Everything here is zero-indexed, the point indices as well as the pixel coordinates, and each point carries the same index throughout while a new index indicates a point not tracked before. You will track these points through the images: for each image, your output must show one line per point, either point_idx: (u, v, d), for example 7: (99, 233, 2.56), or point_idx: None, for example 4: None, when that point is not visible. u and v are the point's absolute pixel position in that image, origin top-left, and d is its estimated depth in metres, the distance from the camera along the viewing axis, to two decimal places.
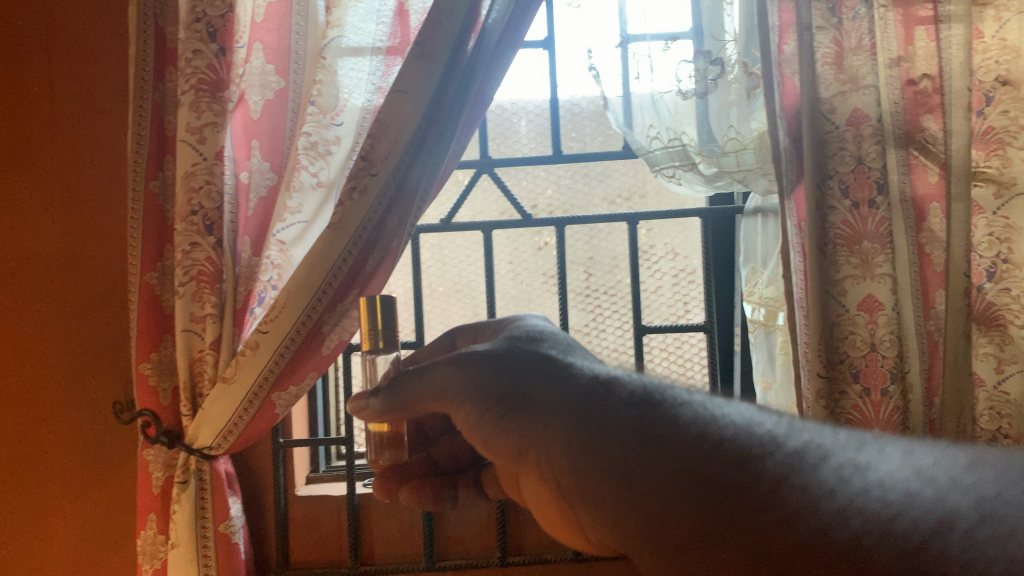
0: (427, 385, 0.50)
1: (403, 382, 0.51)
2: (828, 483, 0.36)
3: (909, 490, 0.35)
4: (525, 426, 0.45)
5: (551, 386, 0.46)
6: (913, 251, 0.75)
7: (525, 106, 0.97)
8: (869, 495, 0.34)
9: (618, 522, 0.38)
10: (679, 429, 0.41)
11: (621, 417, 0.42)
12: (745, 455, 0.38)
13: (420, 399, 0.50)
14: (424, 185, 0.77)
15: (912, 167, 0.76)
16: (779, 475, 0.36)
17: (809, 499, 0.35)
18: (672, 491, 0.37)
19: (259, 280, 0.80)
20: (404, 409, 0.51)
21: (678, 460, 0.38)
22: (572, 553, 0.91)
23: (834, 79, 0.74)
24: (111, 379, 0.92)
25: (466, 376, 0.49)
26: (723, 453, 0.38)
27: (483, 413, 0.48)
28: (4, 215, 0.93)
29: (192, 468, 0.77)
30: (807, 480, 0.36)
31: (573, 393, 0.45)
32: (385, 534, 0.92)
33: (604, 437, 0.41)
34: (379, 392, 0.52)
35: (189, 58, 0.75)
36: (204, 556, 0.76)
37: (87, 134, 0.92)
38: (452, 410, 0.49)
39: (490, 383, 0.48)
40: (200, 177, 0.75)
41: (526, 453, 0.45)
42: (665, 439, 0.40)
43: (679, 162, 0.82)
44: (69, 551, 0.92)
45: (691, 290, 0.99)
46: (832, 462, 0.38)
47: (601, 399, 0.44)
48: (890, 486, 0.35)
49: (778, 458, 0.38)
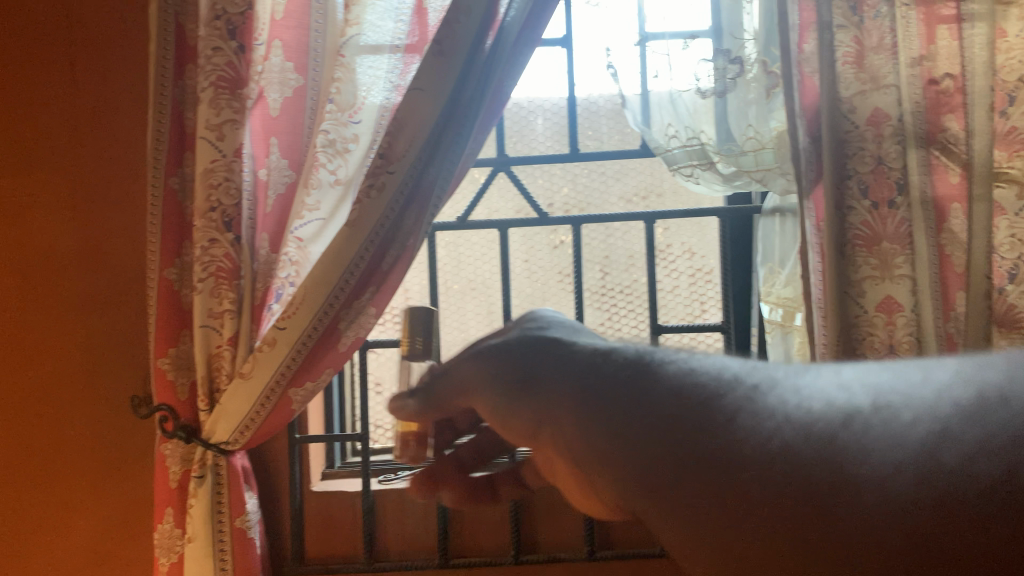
0: (449, 380, 0.48)
1: (433, 386, 0.49)
2: (771, 405, 0.37)
3: (832, 399, 0.36)
4: (539, 406, 0.43)
5: (557, 364, 0.44)
6: (935, 252, 0.73)
7: (542, 104, 0.97)
8: (808, 413, 0.35)
9: (628, 492, 0.37)
10: (660, 381, 0.40)
11: (613, 380, 0.41)
12: (730, 409, 0.37)
13: (452, 398, 0.48)
14: (441, 183, 0.78)
15: (933, 167, 0.75)
16: (734, 410, 0.37)
17: (757, 423, 0.36)
18: (684, 462, 0.35)
19: (277, 277, 0.80)
20: (440, 408, 0.49)
21: (683, 426, 0.36)
22: (586, 552, 0.91)
23: (854, 78, 0.74)
24: (130, 374, 0.93)
25: (481, 363, 0.47)
26: (693, 398, 0.38)
27: (501, 399, 0.45)
28: (28, 211, 0.94)
29: (208, 463, 0.78)
30: (757, 409, 0.37)
31: (577, 366, 0.44)
32: (400, 531, 0.93)
33: (611, 412, 0.39)
34: (417, 392, 0.49)
35: (208, 55, 0.76)
36: (220, 551, 0.77)
37: (107, 131, 0.93)
38: (477, 404, 0.47)
39: (502, 368, 0.46)
40: (219, 174, 0.76)
41: (539, 432, 0.43)
42: (665, 407, 0.38)
43: (697, 162, 0.82)
44: (89, 543, 0.93)
45: (708, 290, 0.99)
46: (782, 389, 0.38)
47: (598, 368, 0.43)
48: (816, 397, 0.37)
49: (740, 394, 0.38)
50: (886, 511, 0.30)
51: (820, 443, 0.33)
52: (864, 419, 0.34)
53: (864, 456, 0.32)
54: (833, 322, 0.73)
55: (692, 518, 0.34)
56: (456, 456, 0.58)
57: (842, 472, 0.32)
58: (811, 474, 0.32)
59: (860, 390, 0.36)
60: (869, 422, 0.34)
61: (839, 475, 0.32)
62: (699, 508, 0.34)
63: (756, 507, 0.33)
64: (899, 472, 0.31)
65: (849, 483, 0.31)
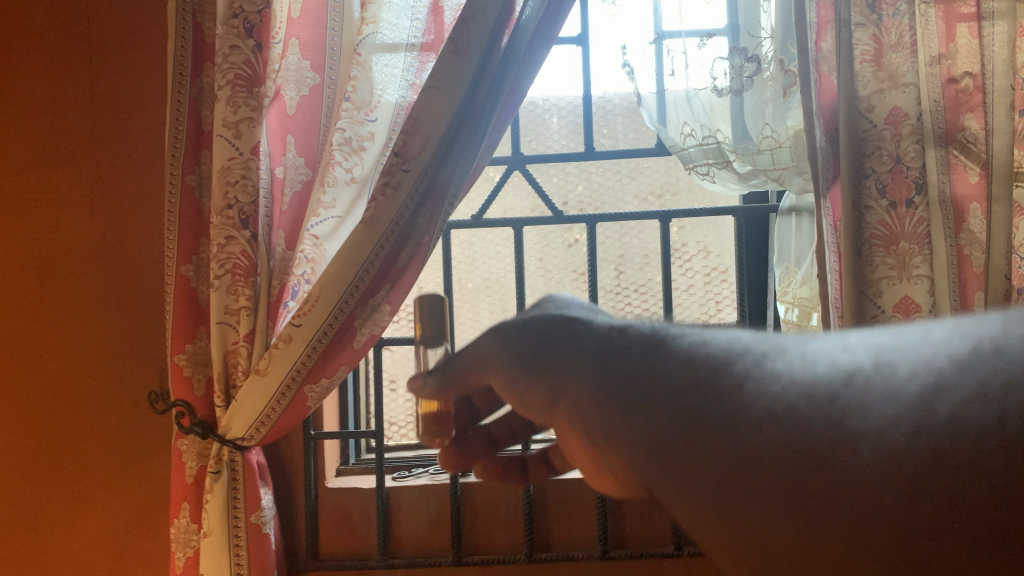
0: (458, 359, 0.39)
1: (452, 363, 0.40)
2: (780, 371, 0.29)
3: (837, 355, 0.28)
4: (549, 384, 0.34)
5: (568, 333, 0.35)
6: (952, 253, 0.73)
7: (558, 102, 0.97)
8: (812, 372, 0.28)
9: (632, 475, 0.29)
10: (672, 351, 0.31)
11: (624, 349, 0.32)
12: (733, 384, 0.29)
13: (468, 375, 0.39)
14: (456, 181, 0.77)
15: (952, 167, 0.74)
16: (743, 376, 0.29)
17: (767, 391, 0.28)
18: (671, 438, 0.29)
19: (293, 274, 0.81)
20: (458, 389, 0.40)
21: (700, 408, 0.29)
22: (599, 551, 0.90)
23: (873, 77, 0.73)
24: (147, 369, 0.94)
25: (486, 335, 0.38)
26: (707, 368, 0.30)
27: (511, 376, 0.36)
28: (46, 209, 0.95)
29: (224, 459, 0.78)
30: (768, 373, 0.29)
31: (589, 338, 0.34)
32: (414, 528, 0.93)
33: (617, 389, 0.31)
34: (435, 372, 0.41)
35: (226, 54, 0.76)
36: (236, 546, 0.77)
37: (126, 129, 0.94)
38: (492, 382, 0.37)
39: (510, 338, 0.36)
40: (236, 172, 0.76)
41: (556, 412, 0.33)
42: (689, 389, 0.30)
43: (714, 160, 0.81)
44: (106, 538, 0.94)
45: (723, 289, 0.99)
46: (791, 353, 0.29)
47: (615, 337, 0.34)
48: (823, 356, 0.28)
49: (751, 362, 0.30)
50: (880, 464, 0.24)
51: (821, 402, 0.27)
52: (864, 376, 0.26)
53: (861, 411, 0.26)
54: (850, 322, 0.72)
55: (706, 497, 0.27)
56: (488, 433, 0.47)
57: (840, 429, 0.26)
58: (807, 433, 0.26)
59: (864, 346, 0.28)
60: (869, 378, 0.26)
61: (834, 434, 0.26)
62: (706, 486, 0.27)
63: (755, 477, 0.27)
64: (895, 425, 0.25)
65: (844, 441, 0.25)
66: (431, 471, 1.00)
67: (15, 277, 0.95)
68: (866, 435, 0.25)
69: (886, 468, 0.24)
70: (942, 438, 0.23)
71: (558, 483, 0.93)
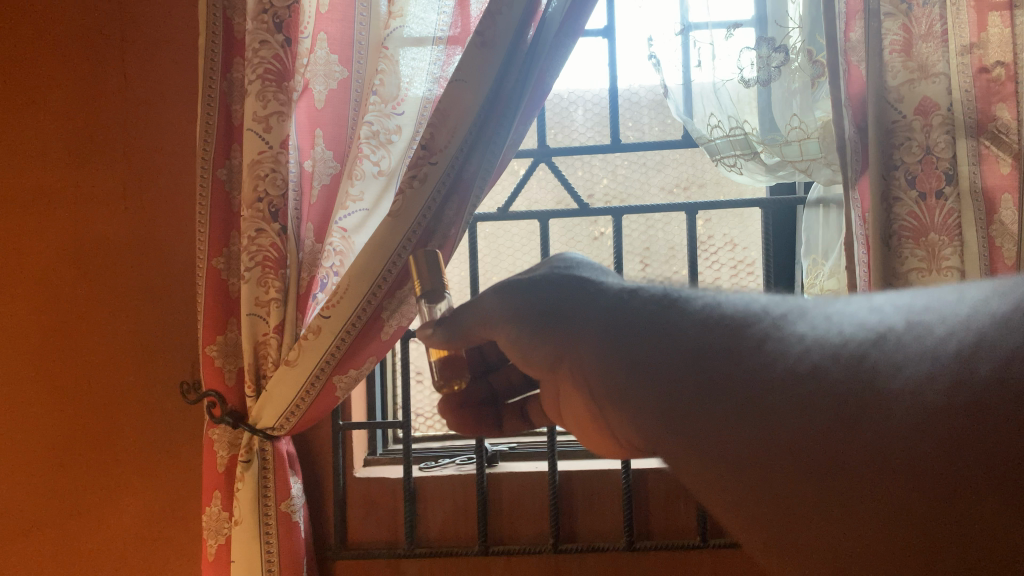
0: (474, 314, 0.48)
1: (460, 314, 0.48)
2: (800, 331, 0.36)
3: (864, 320, 0.34)
4: (563, 338, 0.44)
5: (583, 300, 0.45)
6: (984, 245, 0.72)
7: (583, 96, 0.98)
8: (838, 335, 0.34)
9: (649, 421, 0.37)
10: (685, 314, 0.40)
11: (635, 314, 0.42)
12: (755, 343, 0.36)
13: (475, 331, 0.48)
14: (481, 176, 0.78)
15: (983, 158, 0.73)
16: (762, 336, 0.36)
17: (786, 348, 0.35)
18: (688, 391, 0.36)
19: (322, 266, 0.82)
20: (466, 340, 0.49)
21: (719, 365, 0.36)
22: (625, 542, 0.91)
23: (902, 67, 0.72)
24: (179, 360, 0.95)
25: (505, 300, 0.47)
26: (719, 328, 0.38)
27: (523, 334, 0.46)
28: (82, 203, 0.97)
29: (255, 448, 0.80)
30: (786, 336, 0.36)
31: (603, 303, 0.44)
32: (441, 517, 0.94)
33: (649, 351, 0.39)
34: (441, 323, 0.49)
35: (256, 49, 0.77)
36: (266, 534, 0.78)
37: (158, 124, 0.96)
38: (498, 338, 0.47)
39: (527, 304, 0.46)
40: (266, 166, 0.77)
41: (561, 363, 0.44)
42: (722, 349, 0.37)
43: (741, 151, 0.81)
44: (141, 526, 0.96)
45: (750, 281, 0.99)
46: (812, 317, 0.37)
47: (624, 305, 0.43)
48: (848, 321, 0.35)
49: (767, 323, 0.37)
50: (910, 413, 0.29)
51: (850, 361, 0.32)
52: (897, 337, 0.32)
53: (895, 371, 0.30)
54: None
55: (720, 457, 0.33)
56: (490, 385, 0.60)
57: (870, 389, 0.30)
58: (842, 397, 0.31)
59: (895, 308, 0.35)
60: (900, 340, 0.32)
61: (868, 397, 0.30)
62: (727, 447, 0.33)
63: (777, 425, 0.32)
64: (931, 381, 0.29)
65: (878, 396, 0.30)
66: (456, 461, 1.01)
67: (49, 270, 0.97)
68: (903, 391, 0.30)
69: (921, 426, 0.28)
70: (977, 393, 0.27)
71: (585, 474, 0.93)
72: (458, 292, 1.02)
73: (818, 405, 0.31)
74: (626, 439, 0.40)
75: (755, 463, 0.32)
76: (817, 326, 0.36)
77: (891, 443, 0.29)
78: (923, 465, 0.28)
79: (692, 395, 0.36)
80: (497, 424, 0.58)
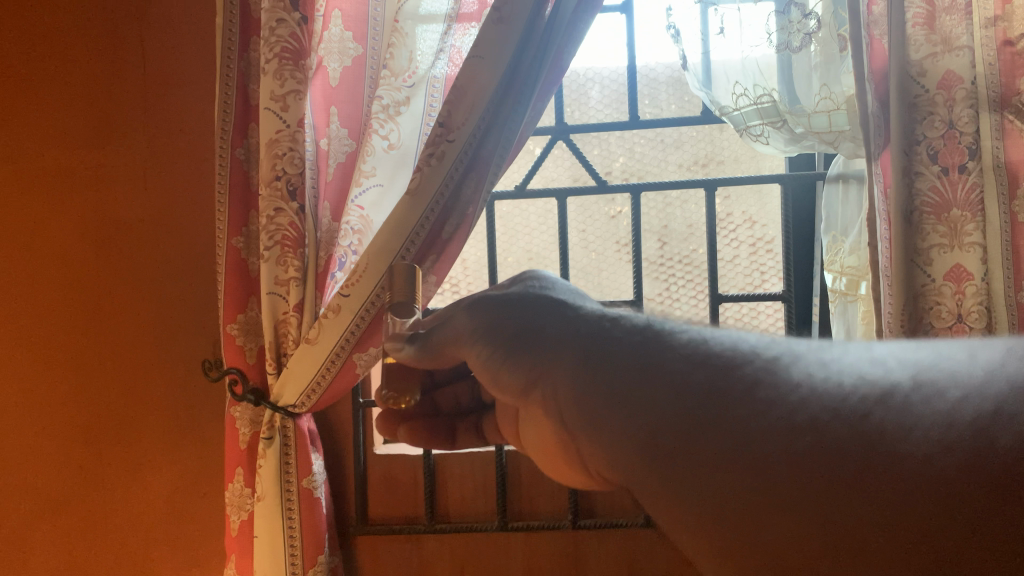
0: (448, 331, 0.47)
1: (431, 332, 0.48)
2: (797, 378, 0.34)
3: (866, 373, 0.33)
4: (538, 360, 0.43)
5: (560, 325, 0.43)
6: (1005, 220, 0.71)
7: (600, 72, 0.98)
8: (839, 388, 0.32)
9: (630, 446, 0.36)
10: (671, 351, 0.39)
11: (619, 345, 0.40)
12: (745, 389, 0.34)
13: (447, 347, 0.47)
14: (499, 154, 0.78)
15: (1007, 133, 0.72)
16: (754, 378, 0.35)
17: (779, 396, 0.33)
18: (674, 428, 0.35)
19: (339, 245, 0.82)
20: (437, 359, 0.48)
21: (717, 421, 0.33)
22: (642, 518, 0.91)
23: (925, 40, 0.72)
24: (200, 338, 0.96)
25: (477, 317, 0.46)
26: (707, 368, 0.37)
27: (496, 355, 0.45)
28: (104, 183, 0.97)
29: (276, 425, 0.80)
30: (780, 381, 0.34)
31: (582, 329, 0.43)
32: (461, 493, 0.95)
33: (642, 388, 0.37)
34: (414, 339, 0.49)
35: (272, 27, 0.77)
36: (288, 510, 0.79)
37: (175, 104, 0.96)
38: (467, 355, 0.46)
39: (500, 324, 0.45)
40: (284, 145, 0.77)
41: (532, 390, 0.43)
42: (722, 395, 0.35)
43: (768, 120, 0.80)
44: (166, 501, 0.97)
45: (769, 260, 0.97)
46: (806, 362, 0.36)
47: (603, 334, 0.42)
48: (847, 372, 0.33)
49: (758, 366, 0.36)
50: (927, 461, 0.28)
51: (854, 417, 0.30)
52: (903, 396, 0.31)
53: (905, 435, 0.29)
54: (899, 289, 0.71)
55: (708, 486, 0.32)
56: (433, 404, 0.63)
57: (884, 436, 0.29)
58: (843, 457, 0.29)
59: (903, 366, 0.33)
60: (909, 399, 0.30)
61: (876, 452, 0.29)
62: (716, 477, 0.32)
63: (772, 441, 0.31)
64: (947, 451, 0.28)
65: (905, 431, 0.29)
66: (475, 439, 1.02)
67: (72, 251, 0.98)
68: (913, 454, 0.28)
69: (934, 479, 0.27)
70: (999, 468, 0.26)
71: None
72: (474, 271, 1.02)
73: (816, 457, 0.30)
74: (596, 468, 0.39)
75: (767, 499, 0.30)
76: (802, 371, 0.35)
77: (900, 486, 0.28)
78: (937, 503, 0.26)
79: (692, 455, 0.33)
80: (451, 437, 0.61)
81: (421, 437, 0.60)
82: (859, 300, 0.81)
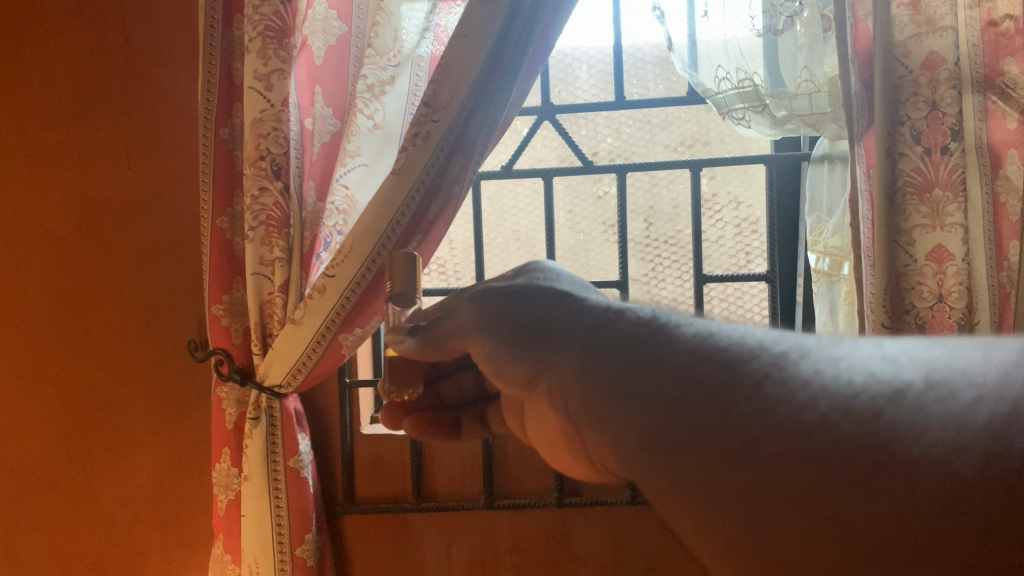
0: (450, 323, 0.48)
1: (436, 325, 0.49)
2: (805, 374, 0.34)
3: (876, 371, 0.33)
4: (542, 352, 0.41)
5: (560, 314, 0.43)
6: (987, 200, 0.73)
7: (587, 51, 0.97)
8: (849, 387, 0.32)
9: (633, 441, 0.35)
10: (677, 344, 0.38)
11: (622, 336, 0.39)
12: (750, 381, 0.34)
13: (450, 339, 0.48)
14: (485, 133, 0.77)
15: (990, 113, 0.73)
16: (760, 376, 0.34)
17: (789, 393, 0.33)
18: (678, 424, 0.34)
19: (324, 225, 0.81)
20: (441, 350, 0.49)
21: (728, 416, 0.33)
22: (627, 496, 0.92)
23: (909, 21, 0.72)
24: (187, 319, 0.96)
25: (478, 308, 0.46)
26: (715, 362, 0.36)
27: (499, 347, 0.44)
28: (85, 165, 0.96)
29: (263, 405, 0.80)
30: (788, 377, 0.34)
31: (587, 322, 0.41)
32: (448, 472, 0.96)
33: (645, 378, 0.36)
34: (417, 331, 0.50)
35: (256, 5, 0.76)
36: (276, 489, 0.80)
37: (158, 83, 0.95)
38: (472, 348, 0.46)
39: (501, 313, 0.45)
40: (268, 124, 0.76)
41: (537, 382, 0.41)
42: (728, 394, 0.34)
43: (750, 104, 0.80)
44: (152, 483, 0.97)
45: (754, 240, 0.97)
46: (816, 358, 0.35)
47: (608, 324, 0.41)
48: (858, 370, 0.33)
49: (766, 361, 0.35)
50: (934, 462, 0.28)
51: (864, 416, 0.30)
52: (916, 395, 0.31)
53: (916, 436, 0.29)
54: (881, 267, 0.72)
55: (701, 482, 0.31)
56: (437, 396, 0.62)
57: (893, 440, 0.29)
58: (853, 457, 0.29)
59: (914, 363, 0.33)
60: (920, 398, 0.30)
61: (889, 453, 0.29)
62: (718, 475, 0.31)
63: (776, 430, 0.31)
64: (961, 454, 0.27)
65: (915, 432, 0.29)
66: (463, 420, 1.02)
67: (56, 235, 0.97)
68: (925, 457, 0.28)
69: (945, 482, 0.27)
70: (1011, 475, 0.26)
71: None
72: (461, 252, 1.02)
73: (821, 457, 0.30)
74: (601, 461, 0.38)
75: (781, 501, 0.29)
76: (809, 369, 0.34)
77: (910, 488, 0.27)
78: (948, 507, 0.26)
79: (696, 453, 0.32)
80: (456, 428, 0.63)
81: (425, 429, 0.61)
82: (842, 280, 0.82)
